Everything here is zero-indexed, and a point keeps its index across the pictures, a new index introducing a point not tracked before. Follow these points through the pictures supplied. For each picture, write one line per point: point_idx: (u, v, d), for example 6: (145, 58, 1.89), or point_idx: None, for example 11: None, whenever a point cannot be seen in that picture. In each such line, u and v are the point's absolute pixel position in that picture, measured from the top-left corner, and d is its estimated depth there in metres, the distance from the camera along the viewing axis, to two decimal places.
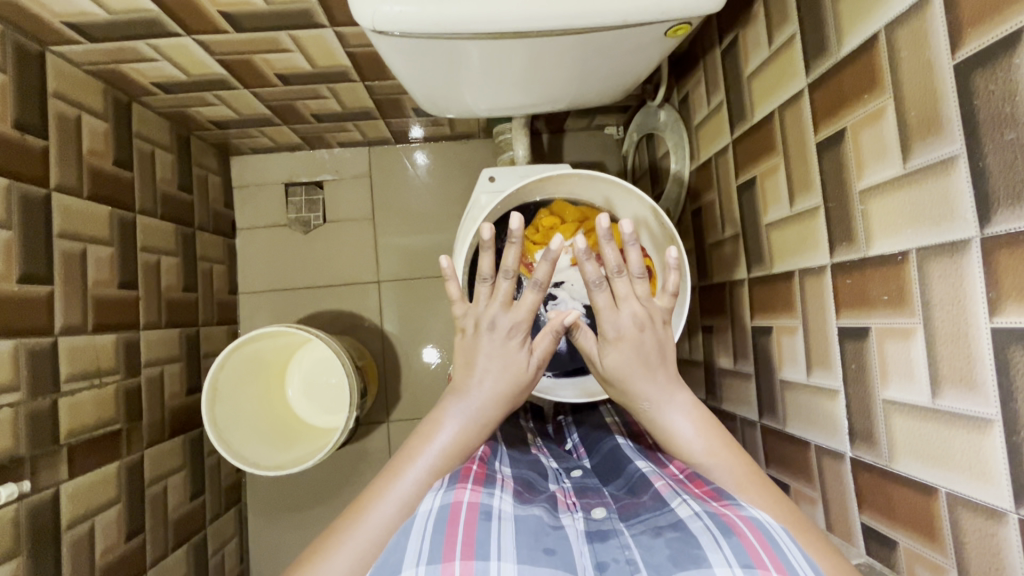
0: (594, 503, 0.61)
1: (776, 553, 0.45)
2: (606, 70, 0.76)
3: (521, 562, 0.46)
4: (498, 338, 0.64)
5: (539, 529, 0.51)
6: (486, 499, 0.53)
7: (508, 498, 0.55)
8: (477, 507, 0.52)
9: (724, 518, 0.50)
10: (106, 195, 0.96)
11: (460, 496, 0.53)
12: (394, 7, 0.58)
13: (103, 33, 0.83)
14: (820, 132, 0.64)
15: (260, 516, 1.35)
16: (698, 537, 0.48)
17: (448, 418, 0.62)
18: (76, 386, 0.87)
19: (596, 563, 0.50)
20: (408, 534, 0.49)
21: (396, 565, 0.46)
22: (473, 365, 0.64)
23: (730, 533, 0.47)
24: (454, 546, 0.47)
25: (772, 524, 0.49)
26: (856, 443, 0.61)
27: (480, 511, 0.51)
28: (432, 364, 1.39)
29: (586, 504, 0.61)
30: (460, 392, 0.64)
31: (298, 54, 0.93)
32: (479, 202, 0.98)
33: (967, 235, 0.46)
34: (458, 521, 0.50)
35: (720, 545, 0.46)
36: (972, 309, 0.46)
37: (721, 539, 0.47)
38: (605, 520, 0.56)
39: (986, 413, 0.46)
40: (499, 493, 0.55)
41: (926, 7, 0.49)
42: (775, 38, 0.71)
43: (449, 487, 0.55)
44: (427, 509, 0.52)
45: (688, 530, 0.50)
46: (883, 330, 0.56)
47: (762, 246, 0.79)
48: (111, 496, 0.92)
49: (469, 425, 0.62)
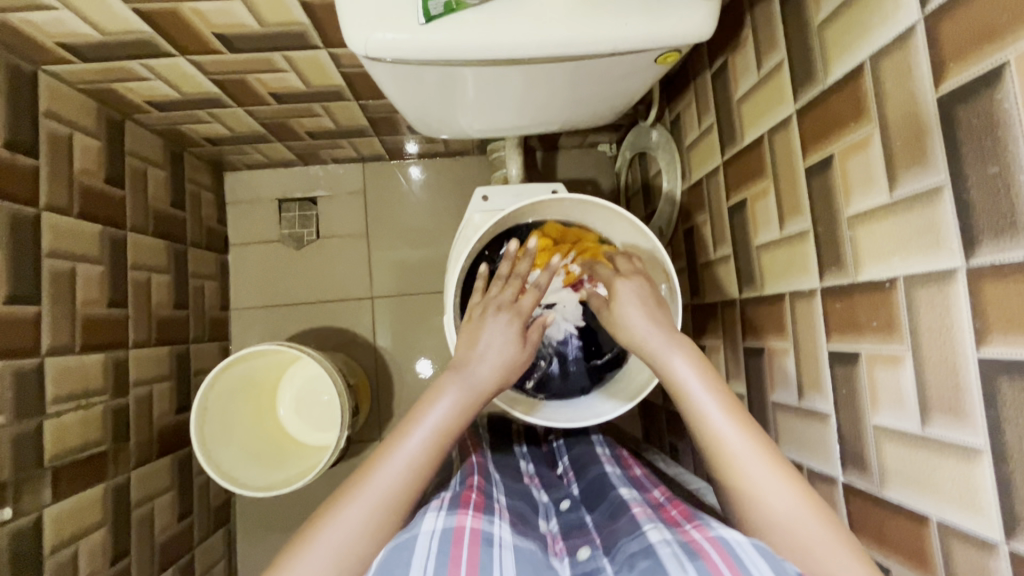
0: (581, 544, 0.60)
1: (738, 567, 0.45)
2: (598, 95, 0.76)
3: None
4: (502, 322, 0.69)
5: (535, 563, 0.51)
6: (487, 526, 0.53)
7: (507, 527, 0.55)
8: (479, 533, 0.51)
9: (691, 543, 0.50)
10: (97, 213, 0.96)
11: (463, 521, 0.52)
12: (387, 34, 0.58)
13: (96, 53, 0.83)
14: (808, 158, 0.65)
15: (249, 536, 1.33)
16: (665, 563, 0.47)
17: (451, 389, 0.62)
18: (62, 408, 0.86)
19: None
20: (412, 549, 0.48)
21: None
22: (475, 343, 0.67)
23: (696, 556, 0.47)
24: (460, 567, 0.47)
25: (739, 540, 0.49)
26: (848, 468, 0.61)
27: (483, 536, 0.51)
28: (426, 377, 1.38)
29: (573, 546, 0.60)
30: (461, 366, 0.64)
31: (291, 74, 0.93)
32: (473, 222, 0.98)
33: (952, 265, 0.47)
34: (460, 546, 0.49)
35: (684, 568, 0.46)
36: (959, 338, 0.46)
37: (686, 563, 0.47)
38: (590, 560, 0.56)
39: (974, 443, 0.45)
40: (498, 521, 0.55)
41: (910, 39, 0.50)
42: (764, 64, 0.72)
43: (451, 511, 0.54)
44: (431, 529, 0.51)
45: (656, 556, 0.49)
46: (873, 356, 0.56)
47: (752, 268, 0.80)
48: (96, 519, 0.90)
49: (471, 399, 0.63)
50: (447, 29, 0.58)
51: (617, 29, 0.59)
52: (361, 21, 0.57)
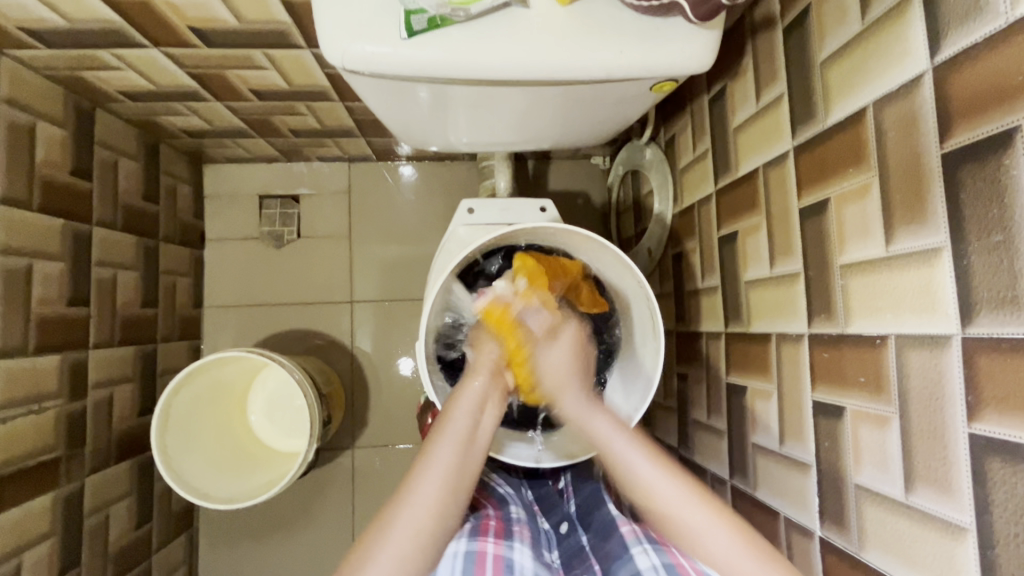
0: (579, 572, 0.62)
1: None
2: (591, 116, 0.73)
3: None
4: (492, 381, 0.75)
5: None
6: (507, 552, 0.59)
7: (526, 550, 0.61)
8: (501, 559, 0.58)
9: (676, 566, 0.55)
10: (58, 207, 0.91)
11: (485, 547, 0.59)
12: (367, 47, 0.54)
13: (63, 40, 0.78)
14: (803, 199, 0.63)
15: (212, 542, 1.29)
16: None
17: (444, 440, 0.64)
18: (10, 414, 0.81)
19: None
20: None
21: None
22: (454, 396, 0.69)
23: None
24: None
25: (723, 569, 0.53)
26: (826, 523, 0.59)
27: (504, 563, 0.57)
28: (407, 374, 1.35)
29: None
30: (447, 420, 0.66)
31: (273, 72, 0.89)
32: (457, 235, 0.94)
33: (948, 332, 0.44)
34: (482, 569, 0.56)
35: None
36: (950, 410, 0.44)
37: None
38: None
39: (959, 521, 0.43)
40: (518, 546, 0.61)
41: (916, 89, 0.47)
42: (763, 96, 0.70)
43: (472, 538, 0.61)
44: (454, 552, 0.59)
45: None
46: (859, 413, 0.54)
47: (740, 303, 0.77)
48: (43, 530, 0.85)
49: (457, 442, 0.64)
50: (431, 46, 0.55)
51: (612, 55, 0.56)
52: (340, 31, 0.54)
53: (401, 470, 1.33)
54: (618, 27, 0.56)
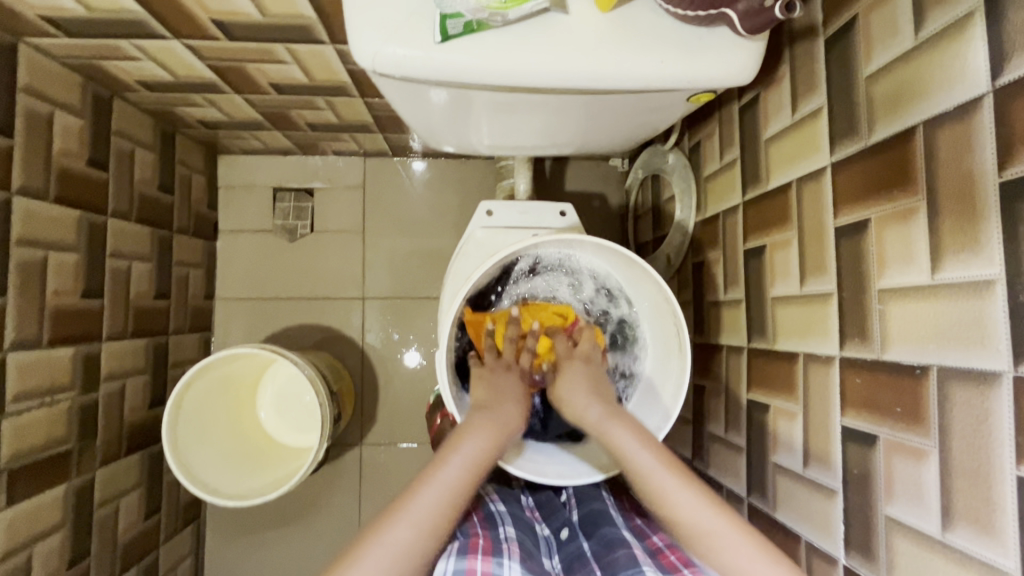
0: None
1: None
2: (620, 123, 0.72)
3: None
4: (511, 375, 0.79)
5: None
6: (496, 569, 0.57)
7: (517, 567, 0.59)
8: None
9: None
10: (75, 197, 0.90)
11: (473, 566, 0.57)
12: (397, 50, 0.53)
13: (83, 29, 0.77)
14: (839, 217, 0.61)
15: (218, 534, 1.29)
16: None
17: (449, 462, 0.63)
18: (24, 405, 0.81)
19: None
20: None
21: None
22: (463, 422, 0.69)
23: None
24: None
25: None
26: (852, 551, 0.58)
27: None
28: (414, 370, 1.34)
29: None
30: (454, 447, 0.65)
31: (294, 66, 0.87)
32: (475, 238, 0.92)
33: (998, 368, 0.43)
34: None
35: None
36: (997, 448, 0.43)
37: None
38: None
39: (1003, 564, 0.42)
40: (507, 563, 0.59)
41: (974, 112, 0.45)
42: (799, 108, 0.68)
43: (462, 556, 0.59)
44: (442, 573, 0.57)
45: None
46: (892, 443, 0.53)
47: (765, 320, 0.75)
48: (54, 521, 0.85)
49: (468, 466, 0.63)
50: (464, 50, 0.53)
51: (649, 65, 0.55)
52: (370, 32, 0.52)
53: (408, 468, 1.33)
54: (658, 35, 0.54)
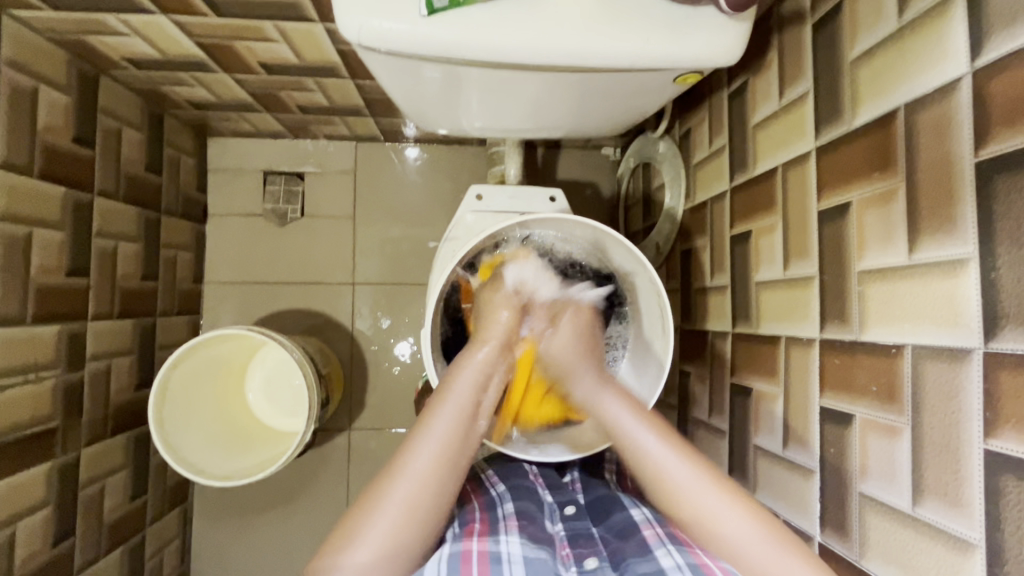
0: (587, 554, 0.64)
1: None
2: (608, 106, 0.72)
3: None
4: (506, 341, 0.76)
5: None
6: (494, 546, 0.60)
7: (515, 539, 0.62)
8: (486, 554, 0.59)
9: (701, 565, 0.55)
10: (61, 174, 0.89)
11: (469, 546, 0.60)
12: (384, 24, 0.53)
13: (68, 2, 0.76)
14: (822, 201, 0.61)
15: (206, 517, 1.29)
16: None
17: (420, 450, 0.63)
18: (7, 381, 0.80)
19: None
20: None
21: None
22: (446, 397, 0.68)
23: None
24: None
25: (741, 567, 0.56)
26: (827, 529, 0.59)
27: (490, 557, 0.58)
28: (403, 358, 1.34)
29: (579, 554, 0.64)
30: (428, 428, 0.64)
31: (283, 45, 0.86)
32: (465, 222, 0.92)
33: (969, 345, 0.44)
34: (468, 568, 0.57)
35: None
36: (966, 423, 0.44)
37: None
38: (598, 571, 0.60)
39: (969, 536, 0.43)
40: (505, 538, 0.61)
41: (951, 94, 0.46)
42: (786, 93, 0.68)
43: (459, 539, 0.61)
44: (440, 558, 0.58)
45: None
46: (868, 422, 0.54)
47: (749, 304, 0.76)
48: (38, 499, 0.85)
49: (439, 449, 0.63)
50: (450, 25, 0.53)
51: (637, 44, 0.55)
52: (357, 5, 0.52)
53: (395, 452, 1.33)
54: (645, 15, 0.55)
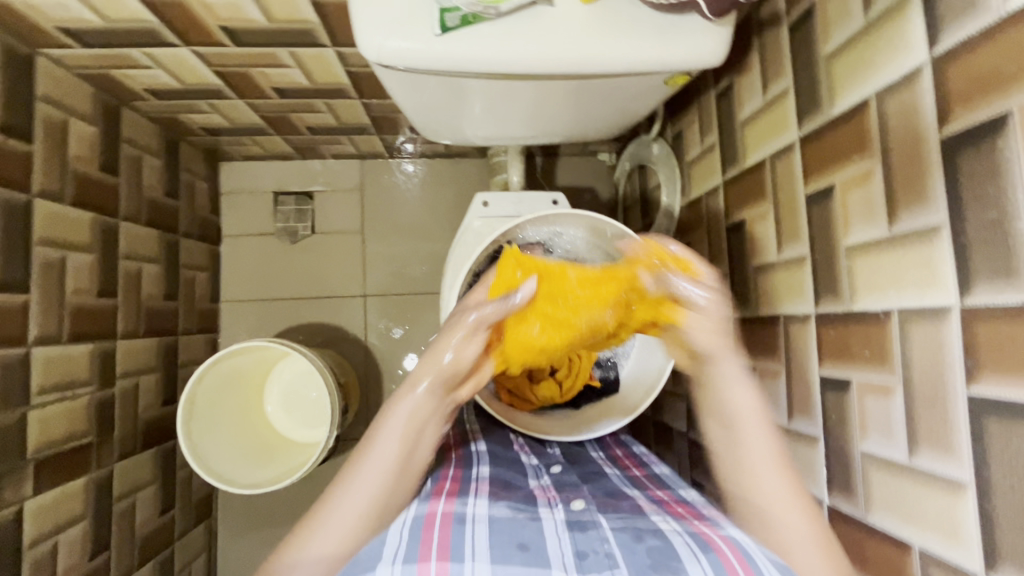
0: (574, 497, 0.65)
1: (750, 566, 0.49)
2: (604, 109, 0.77)
3: (494, 562, 0.49)
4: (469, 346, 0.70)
5: (514, 524, 0.56)
6: (460, 507, 0.58)
7: (483, 502, 0.60)
8: (451, 514, 0.56)
9: (703, 536, 0.54)
10: (90, 201, 0.94)
11: (435, 507, 0.57)
12: (400, 43, 0.58)
13: (98, 39, 0.81)
14: (809, 185, 0.66)
15: (230, 531, 1.32)
16: (678, 549, 0.52)
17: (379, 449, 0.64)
18: (47, 399, 0.84)
19: (575, 551, 0.53)
20: (385, 540, 0.52)
21: (372, 563, 0.48)
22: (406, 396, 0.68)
23: (709, 549, 0.51)
24: (431, 547, 0.50)
25: (747, 543, 0.53)
26: (834, 491, 0.63)
27: (455, 516, 0.56)
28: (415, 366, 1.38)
29: (565, 497, 0.65)
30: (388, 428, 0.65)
31: (296, 70, 0.92)
32: (473, 228, 0.97)
33: (946, 303, 0.48)
34: (431, 526, 0.54)
35: (699, 559, 0.50)
36: (950, 374, 0.48)
37: (700, 554, 0.51)
38: (584, 512, 0.60)
39: (961, 477, 0.47)
40: (473, 500, 0.59)
41: (915, 80, 0.51)
42: (769, 89, 0.74)
43: (426, 501, 0.59)
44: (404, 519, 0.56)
45: (668, 541, 0.53)
46: (864, 385, 0.58)
47: (748, 289, 0.81)
48: (76, 512, 0.88)
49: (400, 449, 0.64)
50: (461, 41, 0.58)
51: (629, 51, 0.60)
52: (375, 28, 0.58)
53: None
54: (635, 25, 0.60)
